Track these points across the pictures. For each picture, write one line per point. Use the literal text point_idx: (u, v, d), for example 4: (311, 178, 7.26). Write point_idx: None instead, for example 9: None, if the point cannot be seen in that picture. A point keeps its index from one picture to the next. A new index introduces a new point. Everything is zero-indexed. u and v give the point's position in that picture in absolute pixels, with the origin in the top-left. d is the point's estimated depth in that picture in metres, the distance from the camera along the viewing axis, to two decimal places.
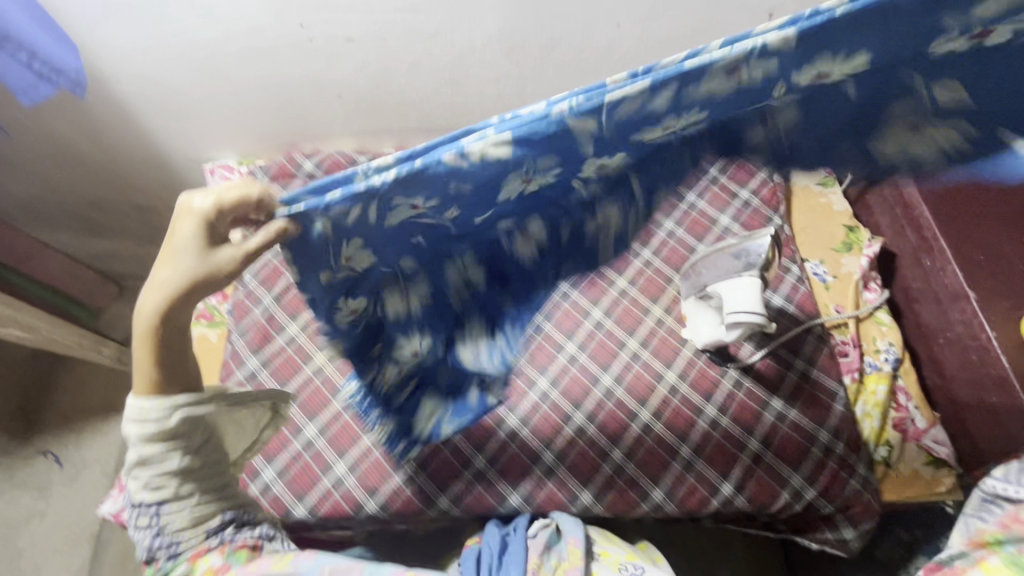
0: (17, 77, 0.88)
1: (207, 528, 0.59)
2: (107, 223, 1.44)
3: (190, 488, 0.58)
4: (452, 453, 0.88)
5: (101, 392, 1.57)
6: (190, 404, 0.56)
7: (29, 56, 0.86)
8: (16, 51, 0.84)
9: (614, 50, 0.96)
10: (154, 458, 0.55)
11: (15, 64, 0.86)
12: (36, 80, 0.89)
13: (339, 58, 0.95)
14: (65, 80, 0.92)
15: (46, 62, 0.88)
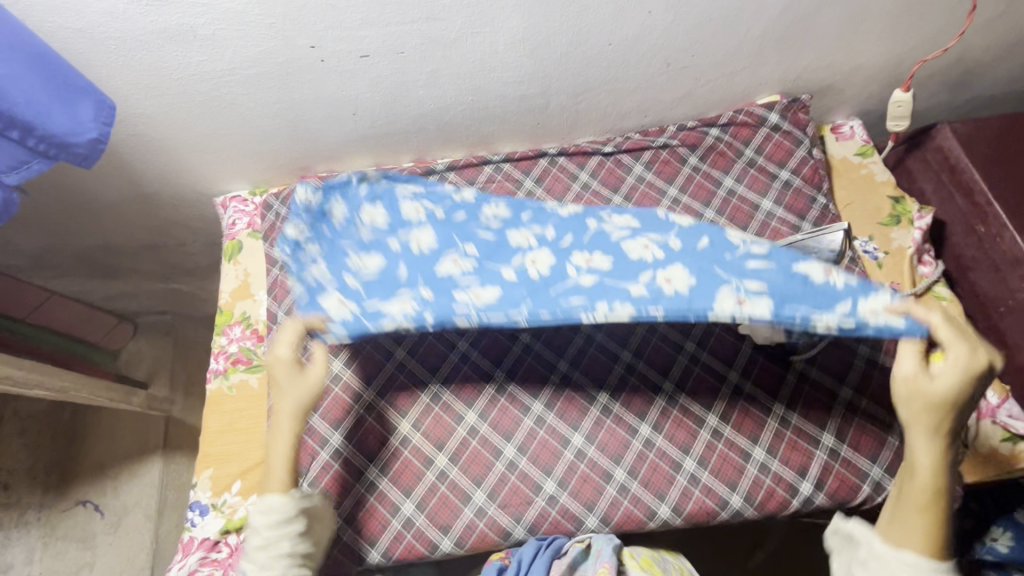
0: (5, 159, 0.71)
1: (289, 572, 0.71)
2: (117, 264, 1.39)
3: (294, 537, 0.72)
4: (521, 479, 0.86)
5: (132, 435, 1.54)
6: (302, 497, 0.74)
7: (22, 131, 0.70)
8: (4, 126, 0.68)
9: (644, 38, 0.91)
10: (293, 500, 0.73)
11: (9, 142, 0.70)
12: (32, 159, 0.72)
13: (354, 76, 0.89)
14: (69, 156, 0.75)
15: (44, 136, 0.72)
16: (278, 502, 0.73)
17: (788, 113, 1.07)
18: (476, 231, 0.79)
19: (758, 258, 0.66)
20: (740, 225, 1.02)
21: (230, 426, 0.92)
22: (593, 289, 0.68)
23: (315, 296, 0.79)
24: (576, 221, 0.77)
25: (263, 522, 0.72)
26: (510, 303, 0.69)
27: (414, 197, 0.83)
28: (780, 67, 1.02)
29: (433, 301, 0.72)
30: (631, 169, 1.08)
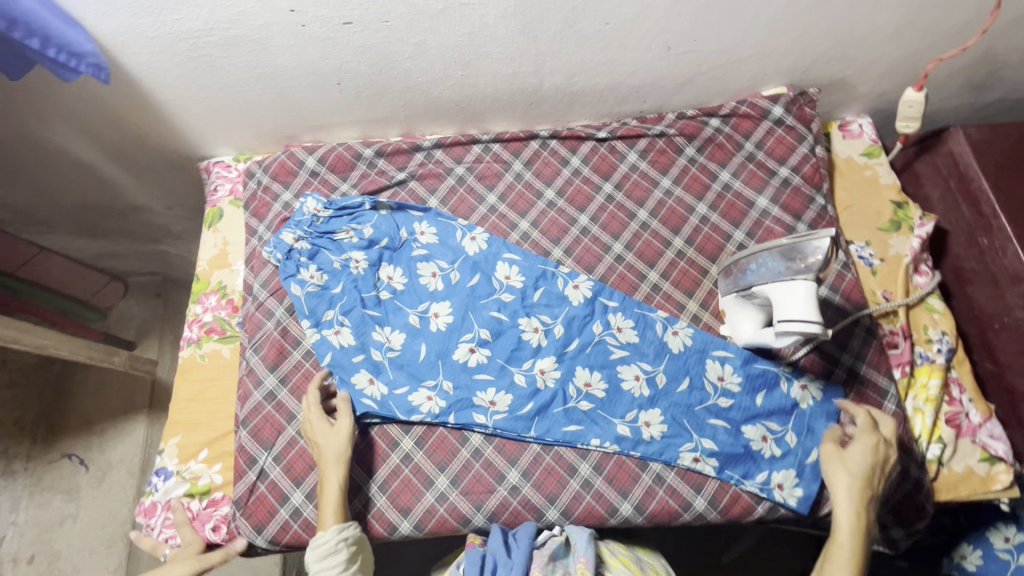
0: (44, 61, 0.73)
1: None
2: (104, 223, 1.38)
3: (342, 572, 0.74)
4: (486, 468, 0.86)
5: (118, 393, 1.56)
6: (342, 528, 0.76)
7: (41, 40, 0.71)
8: (25, 37, 0.70)
9: (644, 18, 0.86)
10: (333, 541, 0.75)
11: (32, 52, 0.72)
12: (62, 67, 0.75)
13: (337, 44, 0.85)
14: (87, 66, 0.77)
15: (60, 44, 0.73)
16: (329, 537, 0.75)
17: (794, 106, 1.02)
18: (489, 314, 0.94)
19: (718, 417, 0.88)
20: (732, 223, 0.99)
21: (200, 395, 0.92)
22: (589, 416, 0.88)
23: (339, 364, 0.90)
24: (585, 327, 0.93)
25: (318, 566, 0.73)
26: (522, 422, 0.87)
27: (426, 261, 0.98)
28: (788, 57, 0.96)
29: (454, 398, 0.89)
30: (625, 156, 1.04)
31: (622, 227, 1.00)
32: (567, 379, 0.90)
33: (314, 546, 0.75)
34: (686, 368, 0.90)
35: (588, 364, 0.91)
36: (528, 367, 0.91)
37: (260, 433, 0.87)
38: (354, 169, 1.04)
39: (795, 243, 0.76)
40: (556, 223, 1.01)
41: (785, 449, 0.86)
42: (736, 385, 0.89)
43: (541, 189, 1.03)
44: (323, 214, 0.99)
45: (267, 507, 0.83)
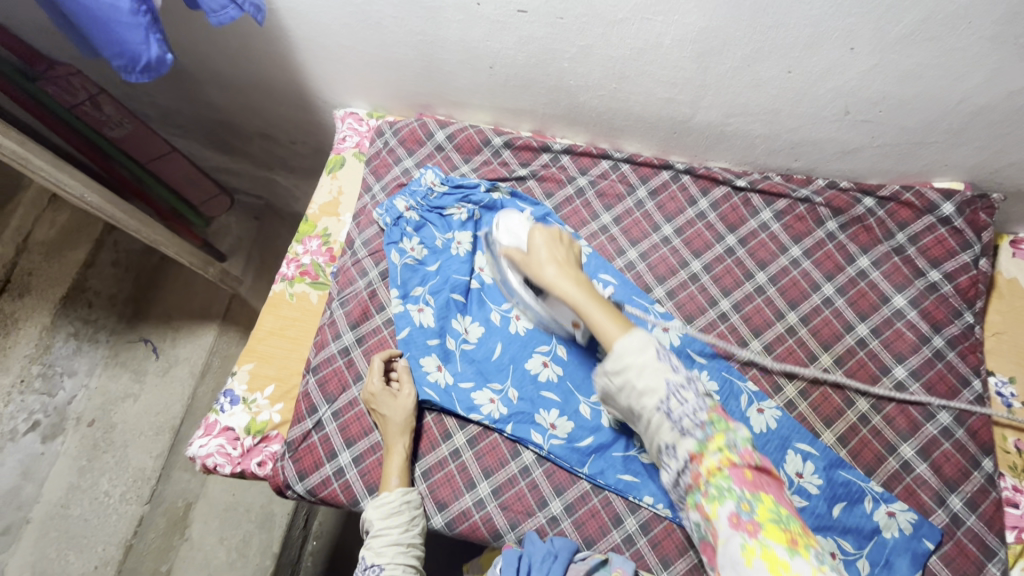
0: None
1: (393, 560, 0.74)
2: (232, 141, 1.46)
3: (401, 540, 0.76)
4: (530, 489, 0.83)
5: (200, 297, 1.69)
6: (404, 492, 0.79)
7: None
8: None
9: (833, 75, 0.78)
10: (391, 502, 0.77)
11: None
12: (227, 4, 0.73)
13: (503, 29, 0.84)
14: (249, 4, 0.75)
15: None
16: (393, 497, 0.78)
17: (967, 208, 0.90)
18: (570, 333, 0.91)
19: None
20: (858, 314, 0.90)
21: (280, 331, 0.95)
22: (647, 470, 0.83)
23: (413, 342, 0.90)
24: None
25: (381, 523, 0.76)
26: (578, 455, 0.83)
27: None
28: (980, 153, 0.85)
29: (516, 408, 0.86)
30: (758, 212, 0.97)
31: (734, 285, 0.93)
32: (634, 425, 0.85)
33: (377, 506, 0.78)
34: (763, 452, 0.83)
35: None
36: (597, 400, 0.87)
37: (325, 384, 0.89)
38: (479, 153, 1.03)
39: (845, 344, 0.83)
40: (666, 261, 0.96)
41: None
42: (814, 485, 0.80)
43: (659, 223, 0.98)
44: (439, 190, 0.99)
45: (315, 457, 0.85)
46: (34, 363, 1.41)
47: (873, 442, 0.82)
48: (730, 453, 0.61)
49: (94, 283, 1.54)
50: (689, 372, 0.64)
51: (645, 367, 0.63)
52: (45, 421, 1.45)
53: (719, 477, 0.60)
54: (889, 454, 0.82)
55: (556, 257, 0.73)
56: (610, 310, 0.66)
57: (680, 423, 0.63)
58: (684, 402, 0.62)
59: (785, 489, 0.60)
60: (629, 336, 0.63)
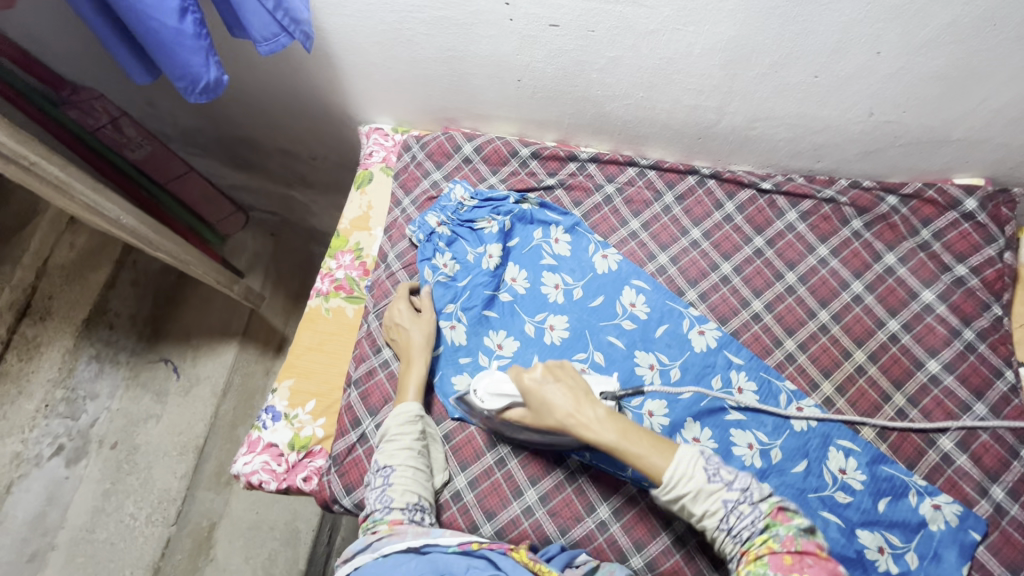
0: (257, 30, 0.72)
1: (404, 466, 0.78)
2: (251, 159, 1.47)
3: (414, 449, 0.80)
4: (577, 495, 0.83)
5: (218, 315, 1.71)
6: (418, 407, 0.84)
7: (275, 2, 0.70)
8: None
9: (860, 78, 0.80)
10: (407, 414, 0.82)
11: (258, 10, 0.70)
12: (279, 32, 0.73)
13: (534, 43, 0.86)
14: (300, 33, 0.75)
15: (287, 9, 0.72)
16: (409, 409, 0.83)
17: (989, 203, 0.92)
18: (606, 339, 0.92)
19: (833, 511, 0.80)
20: (889, 310, 0.92)
21: (319, 346, 0.95)
22: None
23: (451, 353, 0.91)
24: (702, 378, 0.89)
25: (397, 429, 0.81)
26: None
27: (553, 271, 0.97)
28: (1001, 149, 0.88)
29: None
30: (784, 213, 0.99)
31: (765, 286, 0.95)
32: (675, 427, 0.86)
33: (394, 415, 0.82)
34: (806, 449, 0.84)
35: (701, 418, 0.86)
36: (638, 404, 0.88)
37: (368, 398, 0.89)
38: (506, 164, 1.05)
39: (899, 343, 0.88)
40: (696, 265, 0.97)
41: (903, 568, 0.77)
42: (858, 481, 0.81)
43: (687, 227, 1.00)
44: (469, 203, 1.01)
45: (360, 470, 0.85)
46: (58, 388, 1.40)
47: (913, 436, 0.84)
48: (773, 543, 0.59)
49: (115, 305, 1.55)
50: (744, 484, 0.62)
51: (700, 492, 0.62)
52: (69, 445, 1.43)
53: (758, 565, 0.59)
54: (928, 447, 0.83)
55: (567, 391, 0.71)
56: (642, 437, 0.65)
57: (738, 535, 0.61)
58: (741, 516, 0.61)
59: (828, 575, 0.57)
60: (674, 463, 0.63)
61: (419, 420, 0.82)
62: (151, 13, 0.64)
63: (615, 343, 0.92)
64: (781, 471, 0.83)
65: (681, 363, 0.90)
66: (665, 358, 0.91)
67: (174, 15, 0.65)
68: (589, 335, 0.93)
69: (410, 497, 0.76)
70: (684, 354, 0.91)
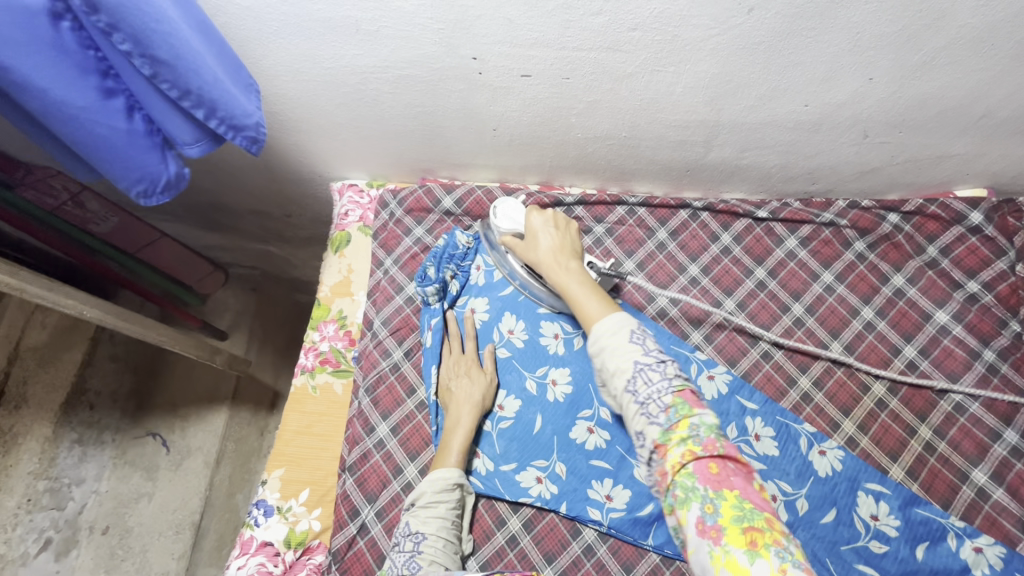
0: (182, 133, 0.63)
1: (437, 533, 0.72)
2: (225, 220, 1.42)
3: (448, 518, 0.75)
4: (597, 570, 0.79)
5: (205, 379, 1.62)
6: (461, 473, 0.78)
7: (208, 112, 0.61)
8: (191, 105, 0.59)
9: (852, 105, 0.76)
10: (447, 482, 0.77)
11: (186, 118, 0.62)
12: (204, 138, 0.64)
13: (507, 93, 0.81)
14: (242, 139, 0.64)
15: (224, 117, 0.62)
16: (450, 475, 0.77)
17: (994, 214, 0.89)
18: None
19: (868, 564, 0.75)
20: (903, 335, 0.88)
21: (307, 429, 0.89)
22: None
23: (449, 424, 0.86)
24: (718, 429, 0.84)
25: (433, 496, 0.75)
26: (640, 527, 0.79)
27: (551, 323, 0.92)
28: (1003, 160, 0.84)
29: (567, 484, 0.82)
30: (783, 241, 0.95)
31: (772, 320, 0.91)
32: None
33: (433, 479, 0.77)
34: (833, 497, 0.79)
35: None
36: None
37: (365, 483, 0.84)
38: (489, 214, 1.00)
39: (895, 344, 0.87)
40: (698, 303, 0.93)
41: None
42: (892, 528, 0.76)
43: (684, 263, 0.95)
44: (479, 249, 0.94)
45: (363, 565, 0.79)
46: (40, 479, 1.34)
47: (943, 472, 0.79)
48: (692, 443, 0.53)
49: (94, 384, 1.48)
50: (658, 351, 0.58)
51: (618, 347, 0.59)
52: (57, 537, 1.36)
53: (684, 475, 0.52)
54: (962, 482, 0.78)
55: (555, 243, 0.75)
56: (597, 292, 0.66)
57: (645, 407, 0.56)
58: (650, 382, 0.56)
59: (747, 476, 0.53)
60: (607, 317, 0.62)
61: (457, 487, 0.77)
62: (95, 118, 0.58)
63: None
64: (810, 525, 0.78)
65: None
66: None
67: (123, 116, 0.60)
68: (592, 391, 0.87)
69: (438, 569, 0.69)
70: None
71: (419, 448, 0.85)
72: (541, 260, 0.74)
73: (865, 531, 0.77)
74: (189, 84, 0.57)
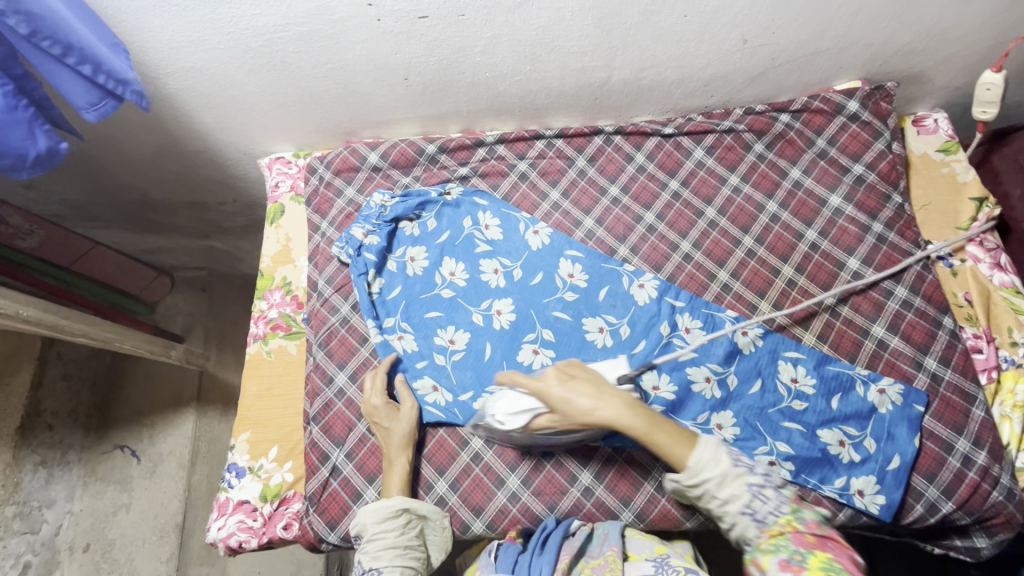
0: (81, 97, 0.71)
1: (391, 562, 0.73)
2: (157, 218, 1.40)
3: (400, 544, 0.76)
4: (557, 469, 0.85)
5: (167, 388, 1.60)
6: (403, 499, 0.78)
7: (93, 67, 0.69)
8: (78, 61, 0.67)
9: (724, 10, 0.83)
10: (387, 513, 0.77)
11: (78, 79, 0.69)
12: (104, 96, 0.73)
13: (410, 38, 0.84)
14: (130, 93, 0.74)
15: (109, 73, 0.71)
16: (392, 503, 0.78)
17: (870, 101, 0.98)
18: (552, 314, 0.93)
19: (793, 420, 0.84)
20: (804, 221, 0.96)
21: (268, 392, 0.92)
22: None
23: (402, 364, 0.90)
24: (652, 327, 0.91)
25: (377, 527, 0.76)
26: None
27: (489, 257, 0.97)
28: (867, 49, 0.93)
29: None
30: (691, 153, 1.02)
31: (689, 226, 0.98)
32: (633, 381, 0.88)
33: (373, 509, 0.77)
34: (758, 369, 0.87)
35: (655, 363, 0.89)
36: None
37: (331, 430, 0.88)
38: (416, 165, 1.03)
39: (801, 230, 0.96)
40: (621, 220, 0.99)
41: (864, 455, 0.82)
42: (809, 386, 0.86)
43: (605, 185, 1.01)
44: (389, 205, 0.98)
45: (340, 504, 0.84)
46: (8, 504, 1.30)
47: (849, 332, 0.89)
48: (796, 523, 0.65)
49: (49, 404, 1.42)
50: (764, 469, 0.68)
51: (725, 476, 0.66)
52: (36, 561, 1.35)
53: (779, 538, 0.64)
54: (865, 338, 0.88)
55: (590, 392, 0.70)
56: (670, 428, 0.68)
57: (763, 520, 0.65)
58: (765, 500, 0.66)
59: (847, 556, 0.63)
60: (698, 450, 0.66)
61: (400, 510, 0.77)
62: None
63: (562, 314, 0.93)
64: (740, 395, 0.86)
65: (628, 317, 0.92)
66: (613, 318, 0.92)
67: None
68: (534, 314, 0.93)
69: None
70: (629, 308, 0.93)
71: None
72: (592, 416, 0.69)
73: (788, 391, 0.86)
74: (69, 39, 0.65)
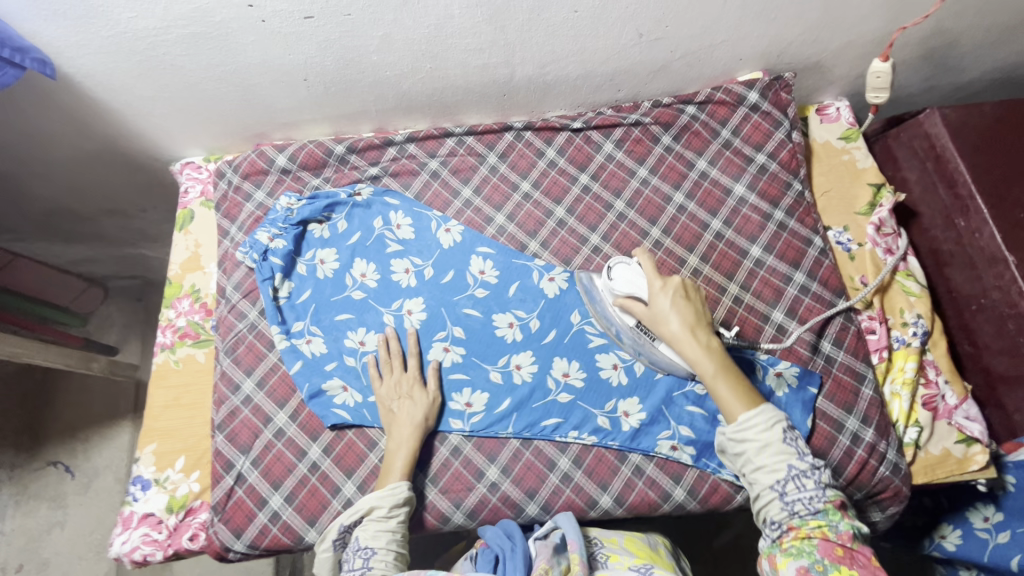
0: None
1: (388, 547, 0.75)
2: (77, 228, 1.36)
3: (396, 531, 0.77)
4: (465, 466, 0.87)
5: (100, 402, 1.55)
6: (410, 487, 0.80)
7: None
8: None
9: (612, 6, 0.84)
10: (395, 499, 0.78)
11: None
12: None
13: (299, 39, 0.83)
14: None
15: None
16: (401, 489, 0.79)
17: (770, 91, 1.00)
18: (463, 312, 0.93)
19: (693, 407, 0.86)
20: (710, 211, 0.98)
21: (175, 402, 0.91)
22: (567, 409, 0.88)
23: (311, 368, 0.90)
24: (560, 320, 0.92)
25: (385, 510, 0.77)
26: (499, 421, 0.88)
27: (400, 257, 0.97)
28: (762, 41, 0.95)
29: None
30: (601, 146, 1.03)
31: (599, 219, 0.99)
32: (541, 375, 0.89)
33: (383, 495, 0.78)
34: None
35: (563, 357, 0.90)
36: (505, 364, 0.90)
37: (237, 437, 0.87)
38: (326, 166, 1.02)
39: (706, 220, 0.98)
40: (532, 215, 1.00)
41: None
42: None
43: (517, 181, 1.02)
44: (296, 207, 0.97)
45: (246, 511, 0.83)
46: None
47: (748, 318, 0.91)
48: (828, 530, 0.70)
49: None
50: (814, 460, 0.73)
51: (768, 447, 0.73)
52: None
53: (805, 541, 0.70)
54: (764, 323, 0.91)
55: (687, 319, 0.79)
56: (738, 383, 0.76)
57: (793, 507, 0.71)
58: (802, 488, 0.71)
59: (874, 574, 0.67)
60: (758, 413, 0.74)
61: (406, 503, 0.79)
62: None
63: (473, 312, 0.93)
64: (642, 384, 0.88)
65: (537, 311, 0.93)
66: (523, 312, 0.93)
67: None
68: (445, 312, 0.94)
69: None
70: (538, 303, 0.93)
71: (286, 396, 0.89)
72: (685, 343, 0.78)
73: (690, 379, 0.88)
74: None
